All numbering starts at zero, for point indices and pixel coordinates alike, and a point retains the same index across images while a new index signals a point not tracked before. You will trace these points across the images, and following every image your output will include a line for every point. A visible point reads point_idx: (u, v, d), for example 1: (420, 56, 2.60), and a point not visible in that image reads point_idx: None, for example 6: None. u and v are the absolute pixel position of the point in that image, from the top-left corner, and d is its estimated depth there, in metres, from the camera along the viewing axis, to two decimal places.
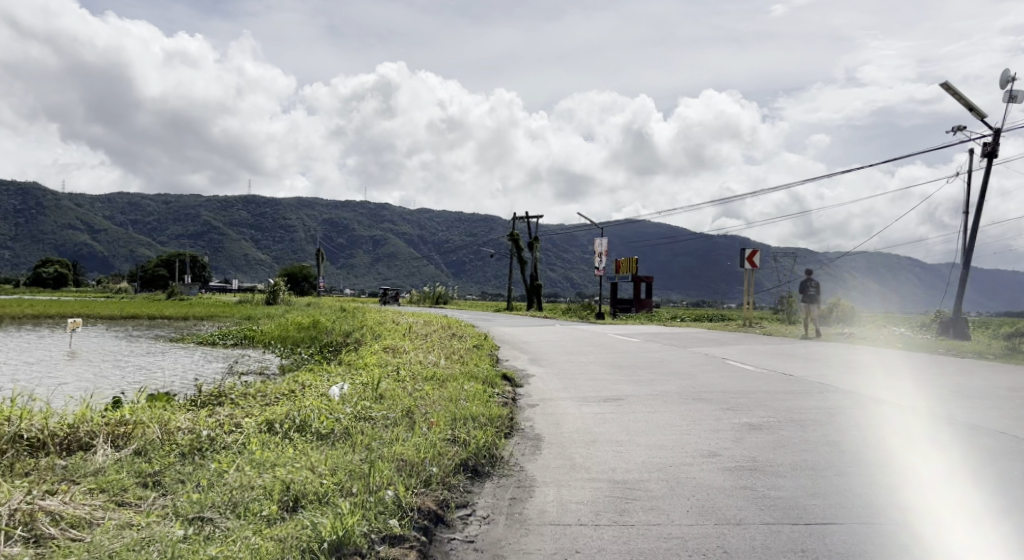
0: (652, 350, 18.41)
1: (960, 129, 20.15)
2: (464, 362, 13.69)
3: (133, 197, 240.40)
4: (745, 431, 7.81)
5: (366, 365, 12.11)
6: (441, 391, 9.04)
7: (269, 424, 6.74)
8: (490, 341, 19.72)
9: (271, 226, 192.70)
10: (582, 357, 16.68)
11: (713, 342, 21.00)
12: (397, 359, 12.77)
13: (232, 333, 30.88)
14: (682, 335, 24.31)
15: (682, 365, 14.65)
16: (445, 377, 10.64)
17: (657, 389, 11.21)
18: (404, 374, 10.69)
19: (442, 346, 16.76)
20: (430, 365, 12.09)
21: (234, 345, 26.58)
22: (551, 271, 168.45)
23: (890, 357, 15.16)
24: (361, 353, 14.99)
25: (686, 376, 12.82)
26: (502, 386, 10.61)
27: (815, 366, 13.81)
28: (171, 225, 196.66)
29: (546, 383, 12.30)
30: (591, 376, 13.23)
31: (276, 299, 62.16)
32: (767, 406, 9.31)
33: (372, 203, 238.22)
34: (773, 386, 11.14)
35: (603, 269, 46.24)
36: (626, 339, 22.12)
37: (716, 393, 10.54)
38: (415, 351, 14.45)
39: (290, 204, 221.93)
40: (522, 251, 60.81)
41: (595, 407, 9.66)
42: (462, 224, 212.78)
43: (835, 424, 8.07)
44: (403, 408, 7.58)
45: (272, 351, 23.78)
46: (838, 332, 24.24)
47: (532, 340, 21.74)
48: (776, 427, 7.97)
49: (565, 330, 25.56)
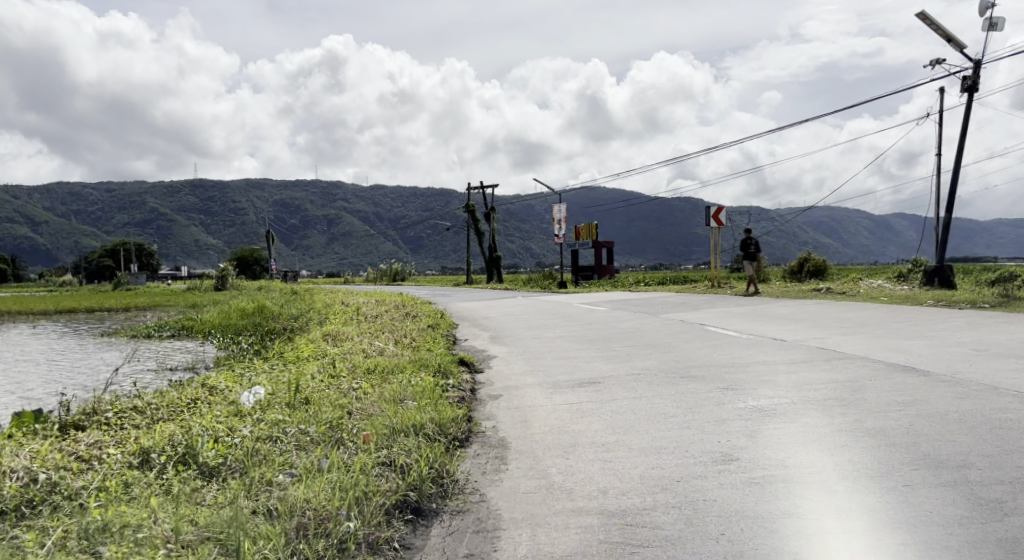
0: (622, 320, 16.83)
1: (938, 63, 18.65)
2: (415, 346, 12.05)
3: (76, 187, 233.15)
4: (757, 418, 6.32)
5: (299, 359, 10.45)
6: (382, 390, 7.41)
7: (144, 456, 5.10)
8: (450, 320, 18.09)
9: (220, 210, 187.96)
10: (547, 332, 15.05)
11: (685, 306, 19.49)
12: (335, 349, 11.08)
13: (170, 323, 28.95)
14: (650, 300, 22.76)
15: (659, 336, 13.04)
16: (390, 369, 9.03)
17: (637, 366, 9.69)
18: (343, 368, 9.07)
19: (392, 328, 15.08)
20: (373, 354, 10.46)
21: (171, 337, 24.49)
22: (509, 242, 166.69)
23: (884, 313, 13.80)
24: (300, 342, 13.26)
25: (664, 348, 11.30)
26: (458, 376, 9.01)
27: (809, 328, 12.30)
28: (117, 214, 191.15)
29: (509, 367, 10.73)
30: (559, 355, 11.62)
31: (226, 284, 59.87)
32: (772, 381, 7.84)
33: (324, 182, 233.87)
34: (771, 354, 9.64)
35: (563, 236, 44.61)
36: (592, 309, 20.57)
37: (707, 367, 9.03)
38: (360, 336, 12.72)
39: (239, 187, 216.86)
40: (478, 223, 58.92)
41: (569, 395, 8.09)
42: (417, 199, 209.77)
43: (863, 402, 6.60)
44: (329, 421, 5.96)
45: (211, 341, 21.94)
46: (815, 288, 22.75)
47: (492, 315, 20.11)
48: (791, 411, 6.49)
49: (525, 302, 23.94)
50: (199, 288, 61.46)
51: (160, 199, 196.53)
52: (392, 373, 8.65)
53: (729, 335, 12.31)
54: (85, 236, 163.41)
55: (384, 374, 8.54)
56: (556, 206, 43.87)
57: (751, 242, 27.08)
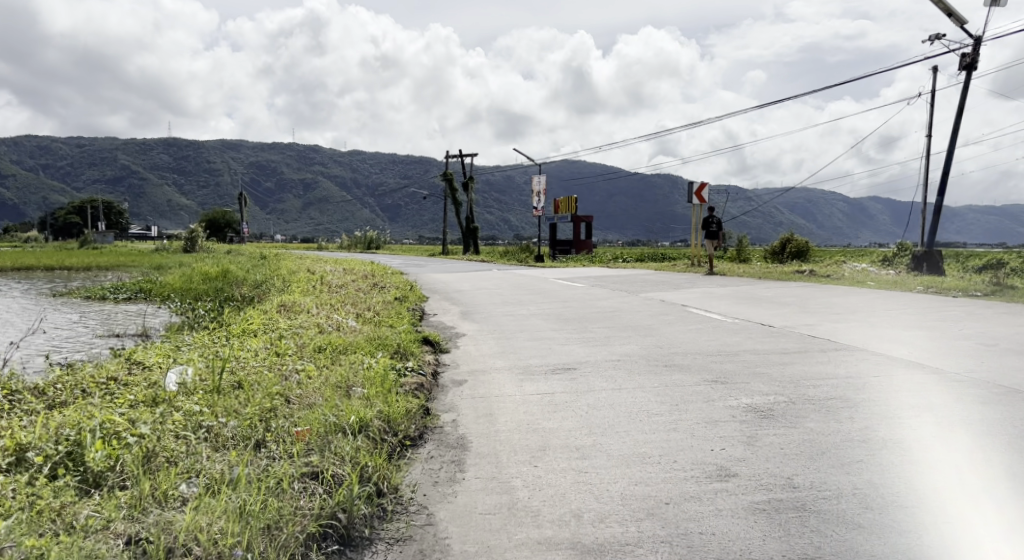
0: (599, 297, 16.05)
1: (937, 38, 17.94)
2: (378, 321, 11.19)
3: (47, 142, 228.35)
4: (755, 421, 5.51)
5: (248, 333, 9.56)
6: (329, 374, 6.57)
7: (21, 457, 4.24)
8: (419, 292, 17.22)
9: (194, 170, 184.85)
10: (520, 309, 14.20)
11: (665, 285, 18.71)
12: (288, 322, 10.21)
13: (130, 284, 27.79)
14: (629, 277, 21.98)
15: (639, 317, 12.23)
16: (344, 348, 8.17)
17: (616, 352, 8.85)
18: (292, 346, 8.20)
19: (356, 299, 14.21)
20: (329, 330, 9.59)
21: (129, 299, 23.42)
22: (487, 213, 165.48)
23: (876, 299, 13.08)
24: (254, 311, 12.34)
25: (646, 332, 10.47)
26: (419, 357, 8.18)
27: (799, 313, 11.53)
28: (88, 171, 187.48)
29: (477, 347, 9.86)
30: (532, 335, 10.77)
31: (195, 246, 58.50)
32: (768, 375, 7.03)
33: (301, 146, 230.72)
34: (763, 342, 8.84)
35: (542, 209, 43.68)
36: (569, 284, 19.78)
37: (693, 356, 8.21)
38: (318, 308, 11.86)
39: (214, 147, 213.32)
40: (456, 192, 57.84)
41: (540, 383, 7.27)
42: (395, 167, 207.53)
43: (874, 405, 5.79)
44: (258, 415, 5.12)
45: (169, 305, 20.90)
46: (798, 270, 22.06)
47: (464, 288, 19.26)
48: (791, 412, 5.69)
49: (500, 275, 23.09)
50: (167, 249, 59.99)
51: (133, 158, 192.93)
52: (345, 353, 7.80)
53: (714, 319, 11.51)
54: (55, 192, 160.08)
55: (335, 355, 7.68)
56: (535, 178, 42.93)
57: (712, 221, 27.20)
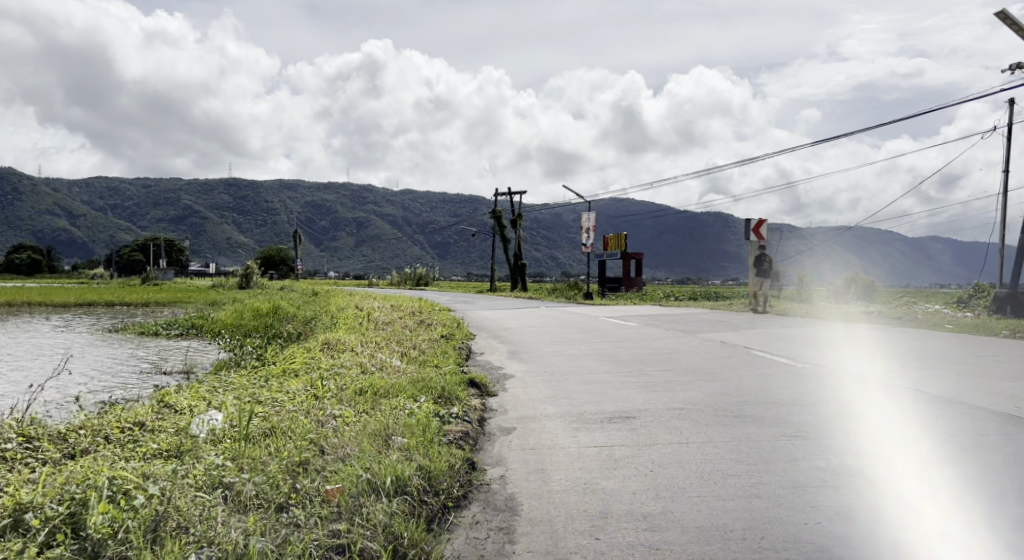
0: (654, 337, 15.34)
1: (1015, 68, 17.21)
2: (423, 362, 10.65)
3: (112, 181, 235.39)
4: (846, 493, 4.85)
5: (286, 373, 9.08)
6: (367, 421, 6.04)
7: (19, 519, 3.75)
8: (467, 330, 16.68)
9: (251, 209, 188.46)
10: (572, 349, 13.57)
11: (724, 325, 17.92)
12: (329, 361, 9.71)
13: (180, 320, 27.71)
14: (685, 317, 21.17)
15: (699, 360, 11.52)
16: (388, 391, 7.65)
17: (679, 399, 8.16)
18: (331, 388, 7.69)
19: (402, 337, 13.70)
20: (371, 371, 9.07)
21: (177, 336, 23.27)
22: (538, 251, 165.37)
23: (956, 342, 12.17)
24: (297, 349, 11.91)
25: (709, 376, 9.77)
26: (466, 403, 7.60)
27: (872, 358, 10.72)
28: (150, 209, 192.39)
29: (527, 391, 9.26)
30: (585, 378, 10.13)
31: (248, 283, 58.96)
32: (857, 432, 6.31)
33: (354, 185, 234.15)
34: (844, 392, 8.08)
35: (592, 246, 43.03)
36: (622, 323, 19.08)
37: (765, 407, 7.49)
38: (361, 347, 11.37)
39: (270, 186, 217.54)
40: (505, 230, 57.54)
41: (597, 434, 6.62)
42: (446, 205, 209.12)
43: (986, 473, 5.06)
44: (288, 472, 4.62)
45: (216, 341, 20.65)
46: (864, 311, 21.05)
47: (513, 326, 18.68)
48: (892, 481, 4.98)
49: (551, 313, 22.45)
50: (221, 286, 60.58)
51: (193, 196, 197.60)
52: (387, 397, 7.28)
53: (782, 363, 10.74)
54: (118, 229, 164.38)
55: (376, 398, 7.17)
56: (586, 214, 42.41)
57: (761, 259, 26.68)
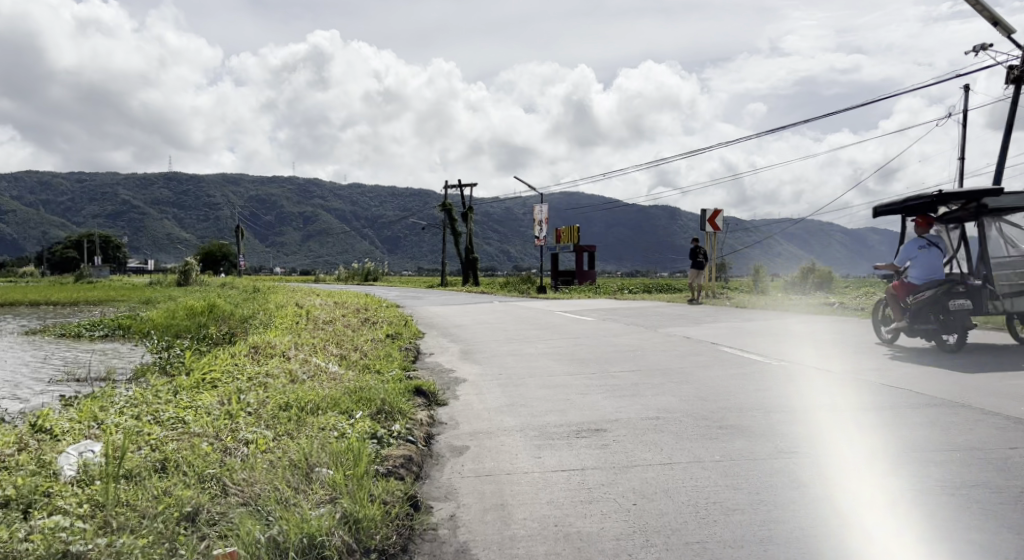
0: (615, 334, 14.39)
1: (980, 51, 16.64)
2: (364, 367, 9.54)
3: (47, 176, 227.93)
4: (877, 537, 3.95)
5: (202, 384, 7.91)
6: (288, 447, 4.99)
7: None
8: (415, 329, 15.57)
9: (193, 204, 183.77)
10: (528, 347, 12.55)
11: (685, 319, 17.03)
12: (254, 368, 8.55)
13: (108, 320, 26.00)
14: (643, 311, 20.28)
15: (666, 358, 10.59)
16: (317, 406, 6.57)
17: (654, 407, 7.19)
18: (251, 404, 6.59)
19: (342, 338, 12.53)
20: (301, 379, 7.96)
21: (104, 338, 21.67)
22: (488, 245, 164.17)
23: (935, 336, 11.42)
24: (224, 354, 10.69)
25: (679, 378, 8.81)
26: (410, 418, 6.54)
27: (852, 356, 9.88)
28: (88, 205, 186.60)
29: (480, 399, 8.19)
30: (545, 382, 9.07)
31: (188, 279, 56.83)
32: (866, 447, 5.42)
33: (300, 179, 230.23)
34: (836, 396, 7.18)
35: (544, 239, 42.07)
36: (578, 318, 18.12)
37: (754, 416, 6.55)
38: (295, 351, 10.19)
39: (214, 180, 212.52)
40: (456, 223, 56.27)
41: (565, 453, 5.62)
42: (395, 199, 206.60)
43: None
44: (175, 528, 3.60)
45: (146, 343, 19.15)
46: (825, 301, 20.37)
47: (464, 322, 17.60)
48: (926, 522, 4.11)
49: (504, 308, 21.42)
50: (160, 283, 58.32)
51: (133, 191, 192.18)
52: (317, 414, 6.21)
53: (757, 361, 9.84)
54: (53, 226, 158.78)
55: (301, 416, 6.10)
56: (537, 206, 41.41)
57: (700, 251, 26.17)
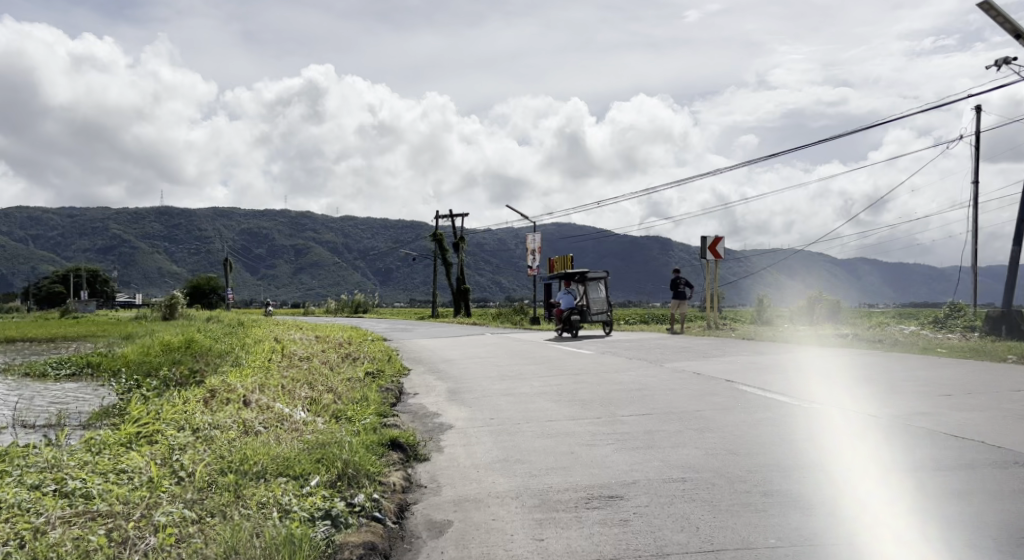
0: (617, 369, 13.13)
1: (1000, 65, 15.65)
2: (336, 414, 8.27)
3: (38, 210, 226.23)
4: None
5: (137, 436, 6.66)
6: (212, 537, 3.82)
7: None
8: (400, 365, 14.26)
9: (184, 238, 182.28)
10: (523, 386, 11.26)
11: (691, 353, 15.75)
12: (202, 418, 7.29)
13: (78, 358, 24.45)
14: (644, 343, 19.04)
15: (681, 399, 9.31)
16: (267, 472, 5.35)
17: (677, 463, 5.96)
18: (186, 466, 5.38)
19: (316, 378, 11.23)
20: (256, 431, 6.73)
21: (70, 377, 20.21)
22: (481, 277, 162.89)
23: (978, 371, 10.22)
24: (179, 398, 9.40)
25: (697, 423, 7.61)
26: (378, 484, 5.36)
27: (889, 395, 8.71)
28: (77, 239, 184.84)
29: (469, 452, 6.96)
30: (544, 430, 7.80)
31: (173, 313, 55.24)
32: (956, 527, 4.28)
33: (292, 213, 229.32)
34: (889, 450, 6.04)
35: (537, 269, 40.84)
36: (577, 352, 16.85)
37: (799, 479, 5.39)
38: (256, 395, 8.91)
39: (205, 213, 211.23)
40: (447, 254, 55.12)
41: (575, 536, 4.43)
42: (387, 232, 205.53)
43: None
44: None
45: (112, 383, 17.69)
46: (836, 331, 19.08)
47: (454, 357, 16.30)
48: None
49: (496, 341, 20.13)
50: (144, 317, 56.68)
51: (123, 226, 190.71)
52: (263, 483, 5.00)
53: (781, 401, 8.67)
54: (41, 262, 157.04)
55: (243, 488, 4.89)
56: (529, 236, 40.24)
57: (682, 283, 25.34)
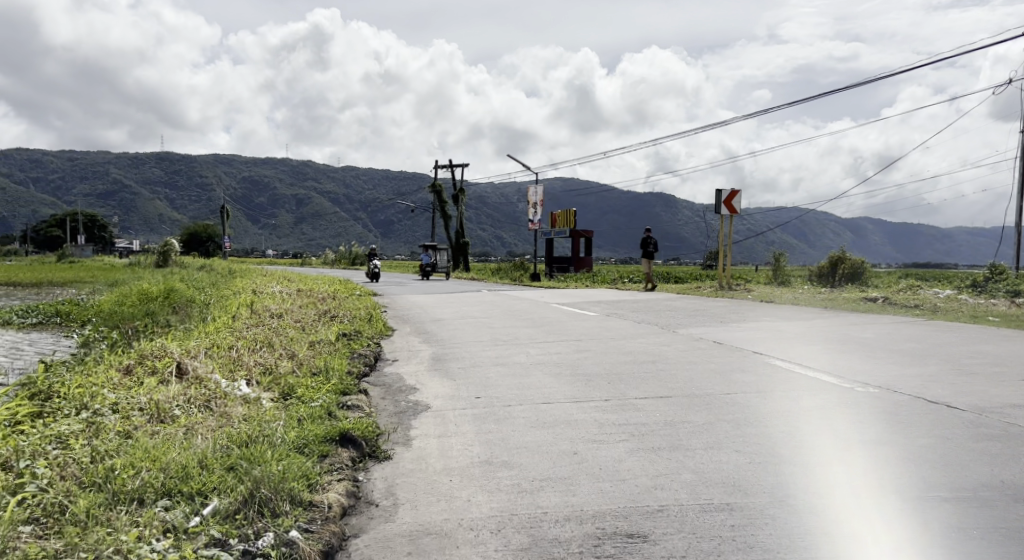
0: (625, 336, 11.57)
1: None
2: (287, 395, 6.71)
3: (38, 154, 224.01)
4: None
5: (1, 430, 5.16)
6: None
7: None
8: (382, 325, 12.73)
9: (185, 184, 180.24)
10: (519, 355, 9.72)
11: (706, 318, 14.14)
12: (105, 409, 5.78)
13: (50, 306, 22.96)
14: (653, 305, 17.48)
15: (707, 376, 7.70)
16: (145, 499, 3.85)
17: (711, 476, 4.45)
18: (28, 490, 3.94)
19: (282, 341, 9.68)
20: (166, 427, 5.25)
21: (37, 326, 18.77)
22: (483, 231, 161.13)
23: None
24: (106, 363, 7.93)
25: (724, 412, 6.06)
26: (299, 516, 3.84)
27: (958, 375, 7.13)
28: (78, 184, 183.04)
29: (444, 449, 5.44)
30: (539, 417, 6.25)
31: (167, 260, 53.63)
32: None
33: (295, 162, 226.79)
34: (985, 465, 4.56)
35: (540, 223, 39.15)
36: (581, 313, 15.32)
37: (879, 518, 3.86)
38: (195, 368, 7.38)
39: (206, 160, 208.78)
40: (448, 207, 53.52)
41: None
42: (391, 183, 203.25)
43: None
44: None
45: (75, 335, 16.21)
46: (862, 295, 17.32)
47: (445, 317, 14.77)
48: None
49: (493, 299, 18.56)
50: (138, 264, 55.08)
51: (125, 171, 188.87)
52: (124, 528, 3.50)
53: (817, 380, 7.14)
54: (41, 204, 155.19)
55: (83, 543, 3.37)
56: (531, 189, 38.53)
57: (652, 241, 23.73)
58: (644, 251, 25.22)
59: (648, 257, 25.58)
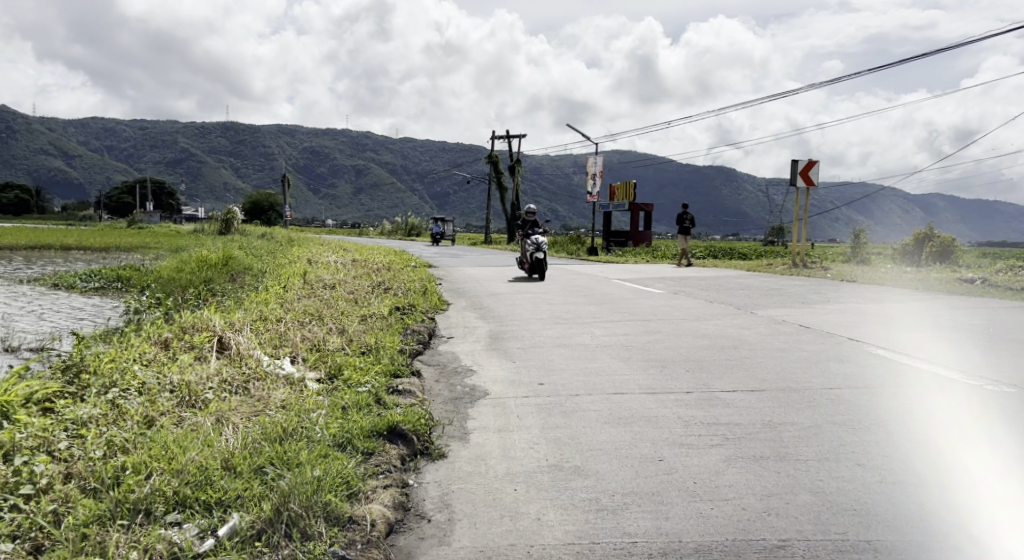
0: (698, 316, 10.68)
1: None
2: (331, 377, 6.05)
3: (109, 122, 229.44)
4: None
5: (12, 412, 4.59)
6: None
7: None
8: (438, 300, 12.06)
9: (249, 153, 182.67)
10: (585, 335, 8.95)
11: (783, 297, 13.13)
12: (129, 390, 5.18)
13: (111, 271, 22.96)
14: (723, 282, 16.50)
15: (800, 367, 6.82)
16: (153, 511, 3.21)
17: (838, 499, 3.66)
18: (21, 493, 3.34)
19: (331, 315, 9.05)
20: (191, 416, 4.62)
21: (95, 291, 18.65)
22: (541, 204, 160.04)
23: None
24: (143, 335, 7.39)
25: (832, 414, 5.19)
26: (338, 541, 3.17)
27: None
28: (146, 152, 187.01)
29: (508, 447, 4.71)
30: (614, 411, 5.46)
31: (229, 228, 54.10)
32: None
33: (356, 133, 228.06)
34: None
35: (598, 195, 38.13)
36: (646, 290, 14.44)
37: None
38: (233, 343, 6.77)
39: (269, 130, 211.32)
40: (506, 179, 52.73)
41: None
42: (450, 154, 203.07)
43: None
44: None
45: (129, 300, 15.96)
46: (954, 276, 16.04)
47: (503, 291, 14.08)
48: None
49: (552, 273, 17.80)
50: (202, 231, 55.72)
51: (191, 140, 192.23)
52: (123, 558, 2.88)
53: (931, 375, 6.20)
54: (112, 171, 159.01)
55: None
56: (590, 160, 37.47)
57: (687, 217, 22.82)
58: (680, 228, 24.14)
59: (682, 234, 24.43)
